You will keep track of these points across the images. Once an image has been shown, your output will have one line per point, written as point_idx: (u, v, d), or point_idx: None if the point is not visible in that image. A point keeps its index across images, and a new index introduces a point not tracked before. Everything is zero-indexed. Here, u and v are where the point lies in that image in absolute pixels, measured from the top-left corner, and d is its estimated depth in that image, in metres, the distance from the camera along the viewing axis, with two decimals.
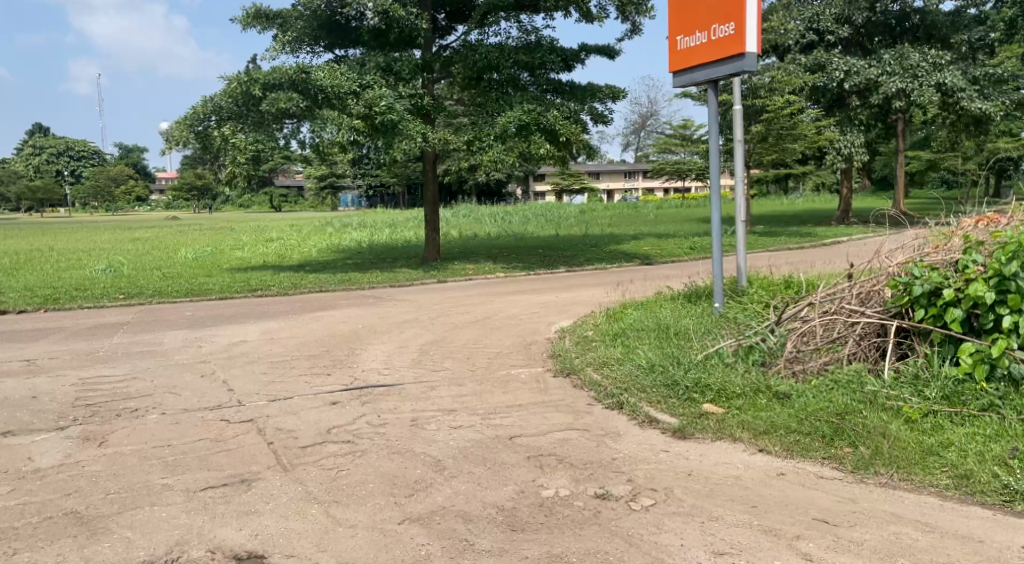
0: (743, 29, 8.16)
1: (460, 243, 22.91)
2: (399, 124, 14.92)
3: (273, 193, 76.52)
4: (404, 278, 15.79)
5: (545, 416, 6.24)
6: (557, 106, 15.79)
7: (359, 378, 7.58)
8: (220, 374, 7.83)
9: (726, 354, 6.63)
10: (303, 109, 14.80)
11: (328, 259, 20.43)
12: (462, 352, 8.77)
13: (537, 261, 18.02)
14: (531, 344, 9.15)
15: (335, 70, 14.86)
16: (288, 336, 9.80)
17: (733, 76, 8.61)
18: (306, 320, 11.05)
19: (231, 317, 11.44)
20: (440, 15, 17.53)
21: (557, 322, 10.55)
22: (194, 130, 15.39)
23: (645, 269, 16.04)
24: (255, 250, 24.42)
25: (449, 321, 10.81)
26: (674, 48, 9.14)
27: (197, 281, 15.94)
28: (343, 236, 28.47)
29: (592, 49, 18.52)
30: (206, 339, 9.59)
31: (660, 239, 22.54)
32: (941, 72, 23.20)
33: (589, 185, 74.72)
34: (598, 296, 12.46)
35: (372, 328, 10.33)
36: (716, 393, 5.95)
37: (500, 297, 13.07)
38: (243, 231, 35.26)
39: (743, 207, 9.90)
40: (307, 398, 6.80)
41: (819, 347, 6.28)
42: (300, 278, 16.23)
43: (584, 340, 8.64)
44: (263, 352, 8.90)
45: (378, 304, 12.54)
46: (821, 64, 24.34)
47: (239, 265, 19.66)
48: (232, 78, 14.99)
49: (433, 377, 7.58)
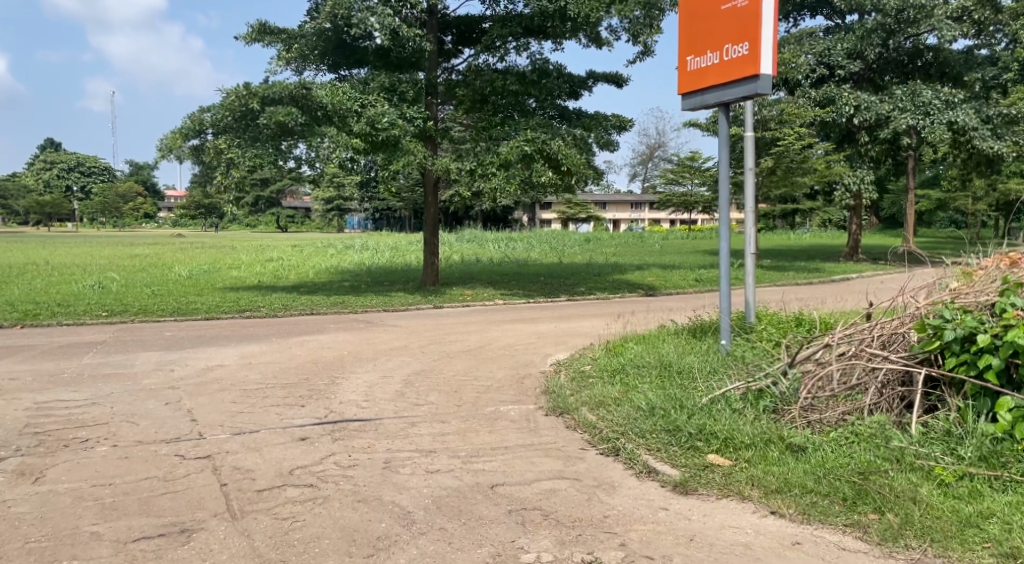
0: (757, 50, 7.66)
1: (461, 268, 22.41)
2: (401, 141, 14.47)
3: (279, 213, 76.27)
4: (400, 303, 15.24)
5: (532, 461, 5.66)
6: (564, 133, 15.30)
7: (334, 411, 7.00)
8: (186, 401, 7.27)
9: (733, 399, 6.10)
10: (302, 123, 14.34)
11: (323, 280, 19.91)
12: (449, 384, 8.19)
13: (538, 289, 17.47)
14: (524, 378, 8.56)
15: (338, 90, 14.43)
16: (267, 362, 9.25)
17: (746, 100, 8.08)
18: (290, 344, 10.49)
19: (213, 339, 10.89)
20: (446, 37, 17.16)
21: (554, 354, 9.99)
22: (188, 143, 14.89)
23: (648, 300, 15.50)
24: (250, 269, 23.90)
25: (440, 350, 10.25)
26: (683, 69, 8.62)
27: (186, 300, 15.40)
28: (344, 257, 27.99)
29: (599, 76, 18.11)
30: (180, 363, 9.04)
31: (665, 270, 21.98)
32: (954, 110, 22.60)
33: (596, 214, 74.37)
34: (598, 327, 11.88)
35: (357, 356, 9.76)
36: (722, 442, 5.36)
37: (497, 325, 12.51)
38: (244, 250, 34.79)
39: (751, 239, 9.34)
40: (274, 433, 6.25)
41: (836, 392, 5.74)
42: (292, 300, 15.67)
43: (581, 376, 8.07)
44: (237, 378, 8.34)
45: (368, 329, 12.00)
46: (831, 98, 23.93)
47: (232, 283, 19.12)
48: (231, 92, 14.41)
49: (414, 412, 7.00)
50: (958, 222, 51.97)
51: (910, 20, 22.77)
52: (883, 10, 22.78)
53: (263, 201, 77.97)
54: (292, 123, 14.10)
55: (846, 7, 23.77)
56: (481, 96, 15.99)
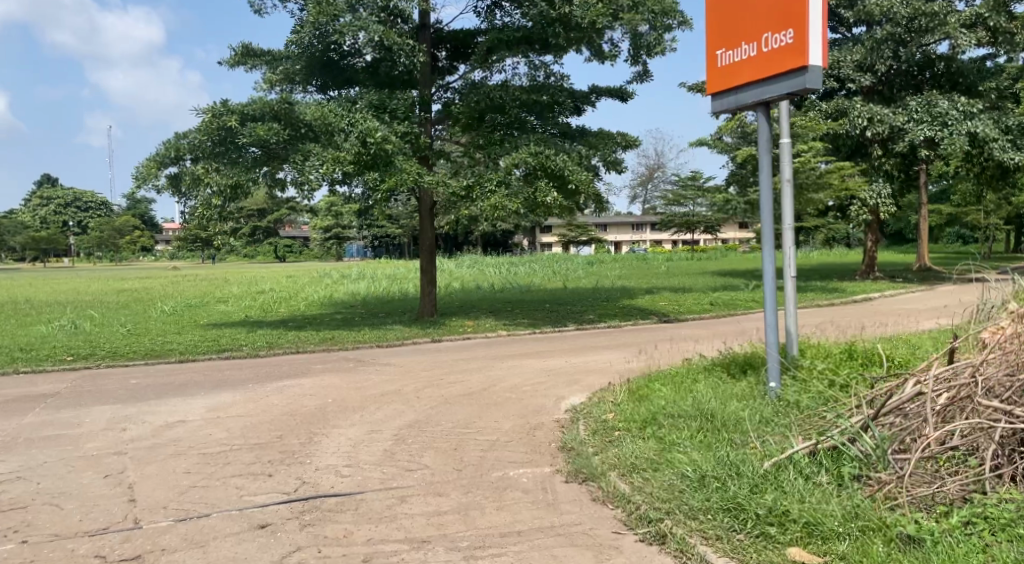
0: (805, 36, 6.50)
1: (460, 296, 21.16)
2: (393, 160, 13.21)
3: (278, 243, 74.76)
4: (394, 336, 13.98)
5: (554, 554, 4.46)
6: (567, 151, 14.19)
7: (307, 482, 5.73)
8: (129, 473, 6.02)
9: (803, 462, 5.08)
10: (283, 140, 13.28)
11: (315, 313, 18.63)
12: (446, 441, 6.92)
13: (543, 318, 16.23)
14: (535, 430, 7.28)
15: (322, 107, 13.23)
16: (239, 415, 7.98)
17: (789, 99, 6.93)
18: (267, 391, 9.19)
19: (180, 387, 9.58)
20: (440, 53, 16.06)
21: (568, 396, 8.72)
22: (166, 170, 13.71)
23: (666, 328, 14.31)
24: (239, 303, 22.53)
25: (438, 394, 8.97)
26: (713, 65, 7.45)
27: (162, 341, 14.08)
28: (339, 288, 26.66)
29: (603, 91, 16.98)
30: (136, 421, 7.74)
31: (677, 294, 20.67)
32: (973, 120, 21.45)
33: (597, 237, 73.28)
34: (616, 362, 10.58)
35: (342, 405, 8.48)
36: (804, 529, 4.27)
37: (501, 361, 11.23)
38: (235, 283, 33.24)
39: (791, 260, 8.07)
40: (229, 517, 5.03)
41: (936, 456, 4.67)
42: (278, 336, 14.38)
43: (604, 428, 6.81)
44: (199, 438, 7.07)
45: (357, 370, 10.71)
46: (843, 110, 22.87)
47: (217, 320, 17.77)
48: (206, 112, 13.18)
49: (404, 481, 5.76)
50: (966, 235, 50.82)
51: (923, 28, 21.69)
52: (894, 19, 21.83)
53: (261, 232, 76.55)
54: (273, 139, 13.04)
55: (855, 16, 22.58)
56: (479, 114, 14.70)
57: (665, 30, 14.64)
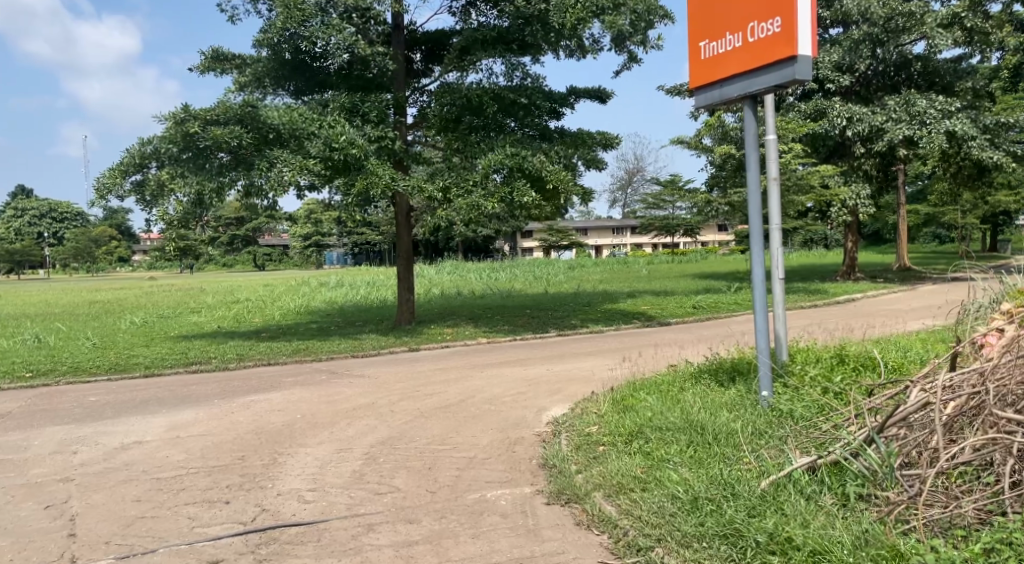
0: (794, 26, 6.16)
1: (439, 303, 20.70)
2: (365, 164, 12.79)
3: (256, 252, 73.70)
4: (369, 346, 13.51)
5: None
6: (545, 151, 13.80)
7: (267, 510, 5.29)
8: (74, 502, 5.54)
9: (803, 480, 4.74)
10: (247, 145, 12.74)
11: (289, 323, 18.07)
12: (420, 459, 6.48)
13: (523, 324, 15.82)
14: (515, 445, 6.85)
15: (292, 111, 12.76)
16: (201, 434, 7.48)
17: (776, 91, 6.57)
18: (232, 408, 8.68)
19: (140, 404, 9.03)
20: (414, 55, 15.62)
21: (549, 407, 8.31)
22: (130, 178, 13.15)
23: (650, 331, 13.97)
24: (212, 313, 21.87)
25: (412, 408, 8.51)
26: (696, 58, 7.07)
27: (127, 355, 13.50)
28: (315, 297, 26.02)
29: (581, 92, 16.61)
30: (87, 443, 7.23)
31: (660, 297, 20.32)
32: (950, 118, 21.38)
33: (577, 241, 72.95)
34: (600, 370, 10.16)
35: (311, 421, 8.00)
36: (808, 557, 3.97)
37: (480, 370, 10.79)
38: (209, 293, 32.44)
39: (779, 262, 7.67)
40: (177, 554, 4.62)
41: (946, 471, 4.35)
42: (249, 348, 13.85)
43: (587, 441, 6.43)
44: (155, 461, 6.59)
45: (330, 382, 10.21)
46: (822, 110, 22.62)
47: (188, 332, 17.16)
48: (169, 116, 12.66)
49: (373, 506, 5.35)
50: (944, 234, 51.04)
51: (899, 28, 21.78)
52: (871, 19, 21.64)
53: (239, 240, 75.50)
54: (234, 142, 12.52)
55: (833, 16, 22.29)
56: (455, 116, 14.24)
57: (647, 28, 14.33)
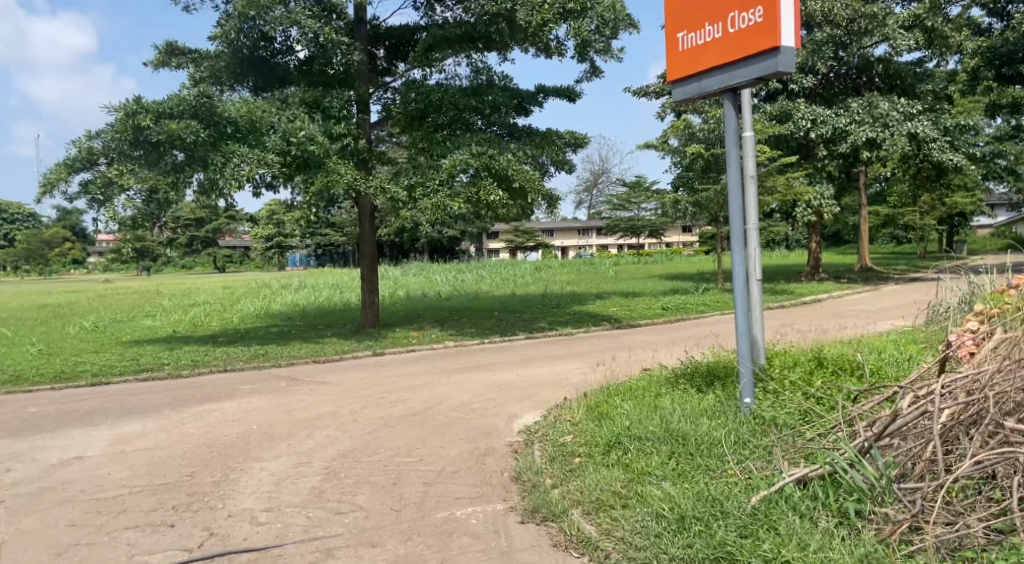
0: (776, 15, 5.87)
1: (404, 305, 20.21)
2: (326, 162, 12.32)
3: (216, 253, 72.14)
4: (332, 350, 13.03)
5: None
6: (512, 150, 13.45)
7: (216, 534, 4.88)
8: (2, 527, 5.07)
9: (795, 496, 4.42)
10: (203, 142, 12.14)
11: (249, 327, 17.46)
12: (384, 474, 6.08)
13: (491, 326, 15.44)
14: (485, 457, 6.48)
15: (249, 103, 12.40)
16: (148, 448, 7.00)
17: (757, 85, 6.28)
18: (183, 418, 8.19)
19: (83, 415, 8.49)
20: (378, 51, 15.16)
21: (520, 415, 7.95)
22: (77, 175, 12.51)
23: (620, 334, 13.69)
24: (168, 317, 21.10)
25: (376, 417, 8.10)
26: (672, 50, 6.76)
27: (75, 361, 12.84)
28: (276, 299, 25.32)
29: (550, 91, 16.31)
30: (23, 460, 6.71)
31: (628, 298, 20.06)
32: (913, 121, 21.63)
33: (543, 242, 72.68)
34: (573, 375, 9.81)
35: (267, 432, 7.55)
36: None
37: (447, 375, 10.38)
38: (166, 295, 31.49)
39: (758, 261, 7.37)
40: None
41: (948, 486, 4.06)
42: (204, 354, 13.27)
43: (561, 453, 6.07)
44: (94, 480, 6.10)
45: (289, 390, 9.74)
46: (787, 113, 22.46)
47: (142, 336, 16.48)
48: (118, 109, 12.07)
49: (331, 528, 4.96)
50: (904, 235, 51.68)
51: (862, 31, 21.65)
52: (835, 22, 21.58)
53: (198, 241, 73.96)
54: (190, 138, 11.91)
55: None
56: (420, 113, 13.82)
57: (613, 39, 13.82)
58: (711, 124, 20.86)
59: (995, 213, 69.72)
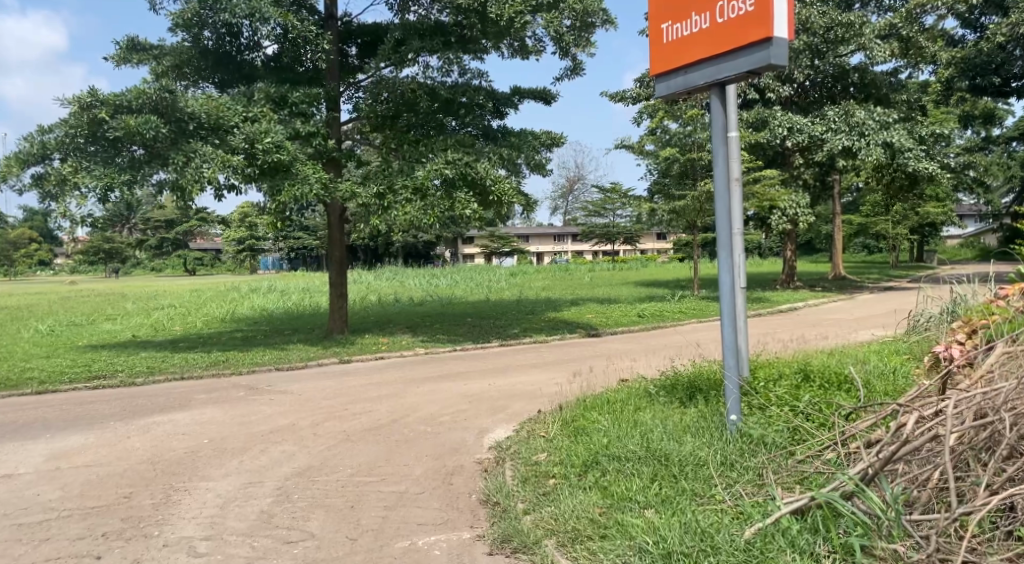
0: (768, 4, 5.49)
1: (375, 310, 19.66)
2: (293, 163, 11.74)
3: (187, 255, 70.81)
4: (296, 357, 12.48)
5: None
6: (488, 154, 12.99)
7: None
8: None
9: (795, 532, 3.98)
10: (163, 138, 11.48)
11: (212, 332, 16.83)
12: (343, 495, 5.58)
13: (465, 332, 14.98)
14: (452, 476, 6.00)
15: (212, 101, 11.72)
16: (86, 465, 6.44)
17: (747, 79, 5.90)
18: (129, 432, 7.62)
19: (20, 427, 7.88)
20: (350, 48, 14.64)
21: (492, 429, 7.48)
22: (29, 169, 11.84)
23: (598, 342, 13.29)
24: (129, 321, 20.38)
25: (337, 430, 7.58)
26: (656, 42, 6.34)
27: (23, 367, 12.18)
28: (243, 303, 24.62)
29: (526, 92, 15.91)
30: None
31: (605, 305, 19.67)
32: (889, 130, 21.38)
33: (519, 248, 72.34)
34: (548, 386, 9.35)
35: (219, 448, 7.01)
36: None
37: (416, 385, 9.89)
38: (132, 298, 30.58)
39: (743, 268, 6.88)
40: None
41: (962, 519, 3.66)
42: (163, 360, 12.67)
43: (535, 472, 5.61)
44: (21, 502, 5.55)
45: (248, 400, 9.18)
46: (764, 120, 22.07)
47: (98, 341, 15.78)
48: (73, 102, 11.44)
49: None
50: (876, 244, 52.04)
51: (838, 39, 21.46)
52: (812, 29, 21.29)
53: (168, 243, 72.55)
54: (150, 133, 11.21)
55: None
56: (392, 113, 13.43)
57: (588, 32, 13.45)
58: (688, 129, 20.53)
59: (965, 224, 70.23)
